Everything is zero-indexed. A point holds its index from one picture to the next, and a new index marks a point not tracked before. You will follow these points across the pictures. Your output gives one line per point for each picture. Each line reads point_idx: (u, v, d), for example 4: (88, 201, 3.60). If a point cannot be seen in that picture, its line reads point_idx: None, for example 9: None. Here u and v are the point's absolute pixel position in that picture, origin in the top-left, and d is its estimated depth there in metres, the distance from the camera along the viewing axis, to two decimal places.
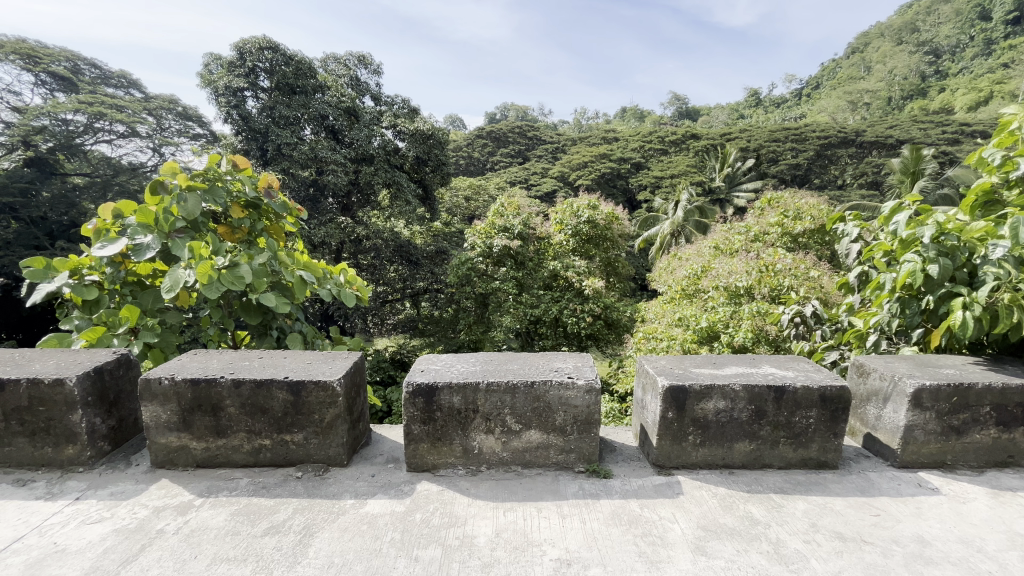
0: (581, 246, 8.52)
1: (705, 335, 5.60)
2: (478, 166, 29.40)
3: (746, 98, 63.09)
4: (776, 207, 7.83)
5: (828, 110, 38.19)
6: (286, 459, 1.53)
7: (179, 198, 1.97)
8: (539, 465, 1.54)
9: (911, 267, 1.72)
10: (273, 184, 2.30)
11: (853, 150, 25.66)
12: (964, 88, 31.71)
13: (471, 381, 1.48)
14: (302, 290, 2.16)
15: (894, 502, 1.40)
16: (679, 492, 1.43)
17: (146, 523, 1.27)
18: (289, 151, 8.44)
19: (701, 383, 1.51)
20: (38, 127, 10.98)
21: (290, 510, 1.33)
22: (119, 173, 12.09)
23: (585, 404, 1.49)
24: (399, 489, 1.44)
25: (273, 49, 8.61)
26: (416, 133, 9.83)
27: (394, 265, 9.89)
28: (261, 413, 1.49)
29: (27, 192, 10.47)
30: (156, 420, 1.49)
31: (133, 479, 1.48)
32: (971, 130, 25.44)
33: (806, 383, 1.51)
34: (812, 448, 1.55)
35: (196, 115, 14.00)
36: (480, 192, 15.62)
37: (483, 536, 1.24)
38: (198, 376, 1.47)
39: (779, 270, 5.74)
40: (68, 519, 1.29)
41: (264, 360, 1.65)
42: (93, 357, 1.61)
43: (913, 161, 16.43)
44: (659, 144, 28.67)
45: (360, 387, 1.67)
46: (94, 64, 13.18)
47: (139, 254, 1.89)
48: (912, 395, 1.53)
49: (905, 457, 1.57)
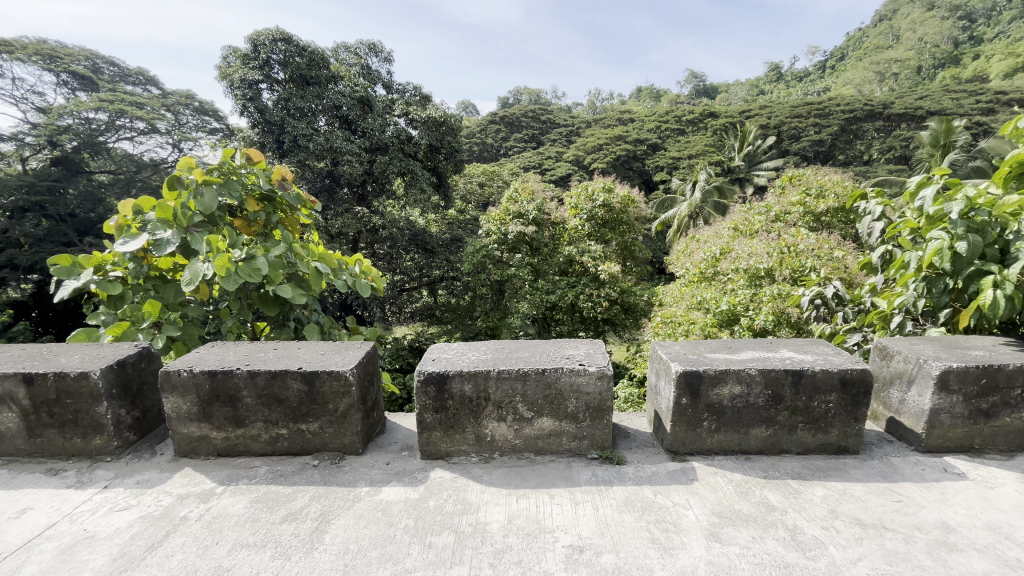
0: (597, 231, 8.43)
1: (725, 319, 5.56)
2: (491, 151, 29.19)
3: (766, 73, 60.97)
4: (798, 184, 7.58)
5: (854, 82, 36.71)
6: (303, 447, 1.56)
7: (196, 193, 2.02)
8: (553, 452, 1.54)
9: (938, 245, 1.65)
10: (287, 176, 2.33)
11: (879, 123, 24.66)
12: (1001, 54, 29.98)
13: (481, 369, 1.48)
14: (318, 282, 2.19)
15: (918, 488, 1.36)
16: (693, 478, 1.42)
17: (170, 510, 1.31)
18: (305, 143, 8.50)
19: (716, 368, 1.48)
20: (62, 127, 11.24)
21: (307, 498, 1.36)
22: (142, 169, 12.38)
23: (596, 390, 1.48)
24: (413, 477, 1.46)
25: (286, 40, 8.61)
26: (428, 120, 9.75)
27: (410, 254, 9.93)
28: (277, 404, 1.52)
29: (54, 190, 10.81)
30: (177, 411, 1.53)
31: (158, 467, 1.53)
32: (1008, 98, 24.07)
33: (824, 366, 1.47)
34: (833, 434, 1.51)
35: (212, 109, 14.14)
36: (494, 177, 15.55)
37: (495, 523, 1.25)
38: (215, 368, 1.51)
39: (802, 250, 5.60)
40: (98, 506, 1.34)
41: (278, 352, 1.67)
42: (116, 351, 1.65)
43: (943, 133, 15.54)
44: (676, 124, 28.06)
45: (373, 377, 1.68)
46: (111, 61, 13.39)
47: (160, 249, 1.94)
48: (937, 377, 1.47)
49: (929, 442, 1.52)
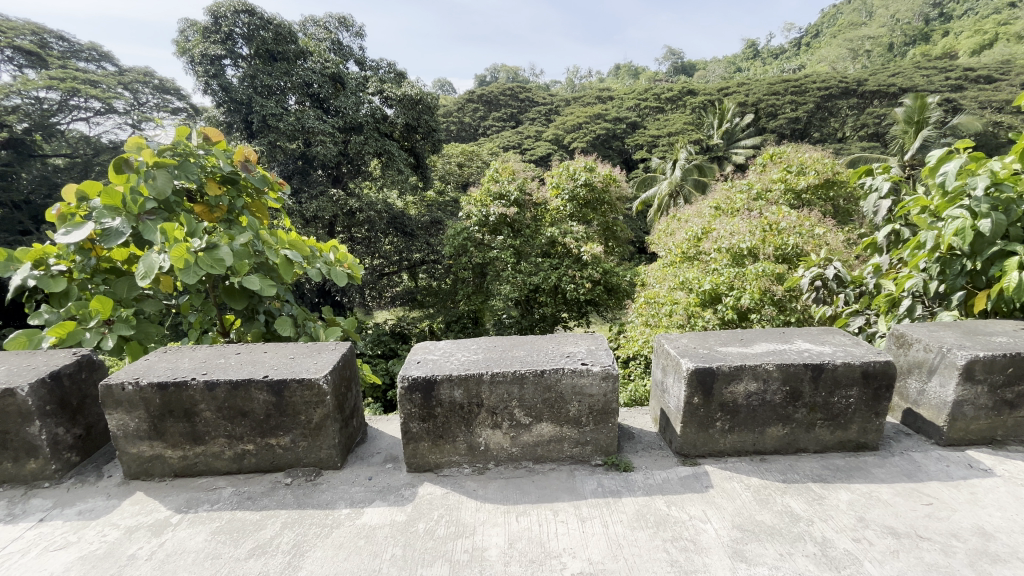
0: (578, 211, 8.28)
1: (708, 298, 5.47)
2: (469, 131, 28.57)
3: (743, 51, 60.88)
4: (779, 162, 7.54)
5: (828, 60, 36.92)
6: (273, 464, 1.39)
7: (147, 176, 1.79)
8: (553, 459, 1.40)
9: (959, 224, 1.55)
10: (250, 156, 2.10)
11: (853, 100, 24.86)
12: (969, 31, 30.44)
13: (473, 372, 1.32)
14: (289, 272, 1.99)
15: (946, 488, 1.27)
16: (708, 485, 1.30)
17: (116, 548, 1.13)
18: (275, 123, 8.06)
19: (730, 365, 1.35)
20: (11, 107, 10.46)
21: (278, 525, 1.19)
22: (100, 152, 11.70)
23: (600, 392, 1.34)
24: (399, 495, 1.30)
25: (249, 12, 8.07)
26: (404, 98, 9.36)
27: (389, 237, 9.62)
28: (241, 417, 1.34)
29: (5, 175, 10.13)
30: (123, 429, 1.34)
31: (105, 493, 1.33)
32: (976, 75, 24.41)
33: (846, 359, 1.35)
34: (852, 430, 1.41)
35: (174, 87, 13.43)
36: (473, 157, 15.20)
37: (494, 548, 1.11)
38: (166, 380, 1.31)
39: (784, 228, 5.58)
40: (29, 546, 1.15)
41: (241, 357, 1.47)
42: (51, 361, 1.43)
43: (917, 109, 15.55)
44: (655, 102, 27.90)
45: (350, 382, 1.51)
46: (61, 36, 12.51)
47: (108, 241, 1.71)
48: (963, 368, 1.37)
49: (951, 435, 1.44)
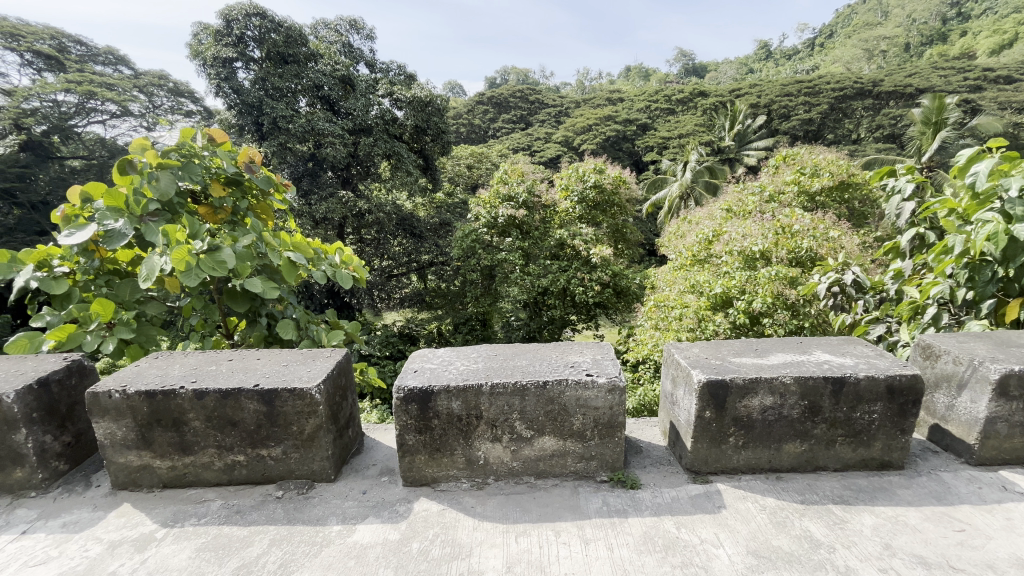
0: (588, 213, 8.18)
1: (719, 302, 5.35)
2: (479, 133, 28.56)
3: (755, 52, 60.33)
4: (792, 163, 7.38)
5: (843, 60, 36.37)
6: (264, 476, 1.34)
7: (150, 177, 1.74)
8: (556, 475, 1.33)
9: (992, 228, 1.44)
10: (255, 158, 2.07)
11: (869, 101, 24.43)
12: (988, 31, 29.81)
13: (471, 383, 1.25)
14: (292, 274, 1.93)
15: (979, 513, 1.18)
16: (721, 505, 1.22)
17: (97, 564, 1.08)
18: (285, 125, 8.08)
19: (744, 377, 1.27)
20: (30, 110, 10.62)
21: (265, 542, 1.14)
22: (115, 154, 11.85)
23: (606, 405, 1.27)
24: (393, 511, 1.24)
25: (261, 15, 8.11)
26: (414, 100, 9.37)
27: (397, 239, 9.63)
28: (232, 427, 1.29)
29: (23, 177, 10.27)
30: (110, 438, 1.29)
31: (91, 504, 1.29)
32: (995, 75, 23.89)
33: (869, 372, 1.27)
34: (874, 448, 1.33)
35: (188, 90, 13.61)
36: (482, 159, 15.17)
37: (491, 572, 1.04)
38: (154, 388, 1.26)
39: (797, 231, 5.46)
40: (9, 560, 1.11)
41: (234, 364, 1.43)
42: (40, 366, 1.40)
43: (935, 110, 15.19)
44: (666, 103, 27.68)
45: (346, 391, 1.45)
46: (79, 40, 12.72)
47: (111, 242, 1.67)
48: (996, 382, 1.28)
49: (982, 454, 1.34)
